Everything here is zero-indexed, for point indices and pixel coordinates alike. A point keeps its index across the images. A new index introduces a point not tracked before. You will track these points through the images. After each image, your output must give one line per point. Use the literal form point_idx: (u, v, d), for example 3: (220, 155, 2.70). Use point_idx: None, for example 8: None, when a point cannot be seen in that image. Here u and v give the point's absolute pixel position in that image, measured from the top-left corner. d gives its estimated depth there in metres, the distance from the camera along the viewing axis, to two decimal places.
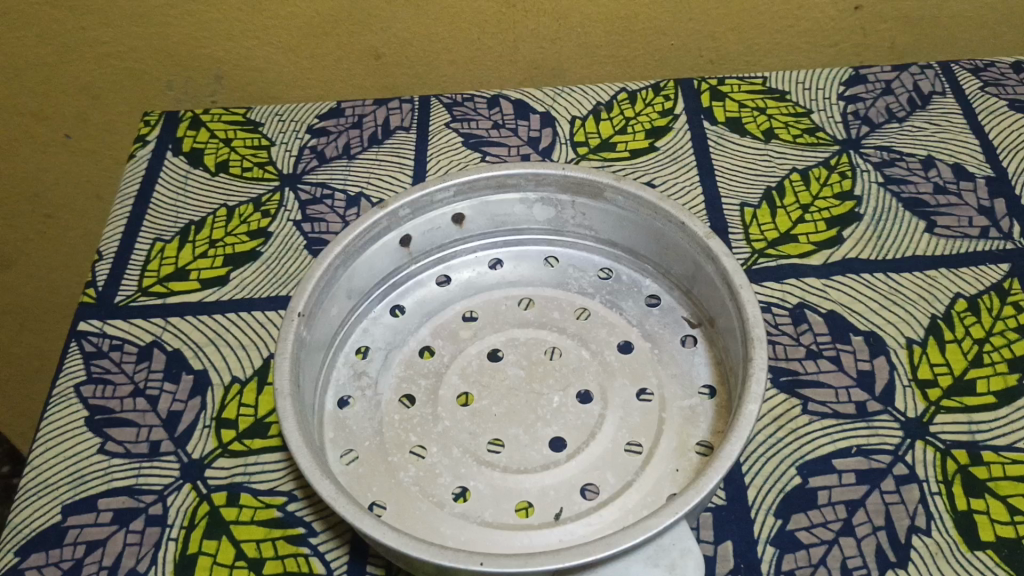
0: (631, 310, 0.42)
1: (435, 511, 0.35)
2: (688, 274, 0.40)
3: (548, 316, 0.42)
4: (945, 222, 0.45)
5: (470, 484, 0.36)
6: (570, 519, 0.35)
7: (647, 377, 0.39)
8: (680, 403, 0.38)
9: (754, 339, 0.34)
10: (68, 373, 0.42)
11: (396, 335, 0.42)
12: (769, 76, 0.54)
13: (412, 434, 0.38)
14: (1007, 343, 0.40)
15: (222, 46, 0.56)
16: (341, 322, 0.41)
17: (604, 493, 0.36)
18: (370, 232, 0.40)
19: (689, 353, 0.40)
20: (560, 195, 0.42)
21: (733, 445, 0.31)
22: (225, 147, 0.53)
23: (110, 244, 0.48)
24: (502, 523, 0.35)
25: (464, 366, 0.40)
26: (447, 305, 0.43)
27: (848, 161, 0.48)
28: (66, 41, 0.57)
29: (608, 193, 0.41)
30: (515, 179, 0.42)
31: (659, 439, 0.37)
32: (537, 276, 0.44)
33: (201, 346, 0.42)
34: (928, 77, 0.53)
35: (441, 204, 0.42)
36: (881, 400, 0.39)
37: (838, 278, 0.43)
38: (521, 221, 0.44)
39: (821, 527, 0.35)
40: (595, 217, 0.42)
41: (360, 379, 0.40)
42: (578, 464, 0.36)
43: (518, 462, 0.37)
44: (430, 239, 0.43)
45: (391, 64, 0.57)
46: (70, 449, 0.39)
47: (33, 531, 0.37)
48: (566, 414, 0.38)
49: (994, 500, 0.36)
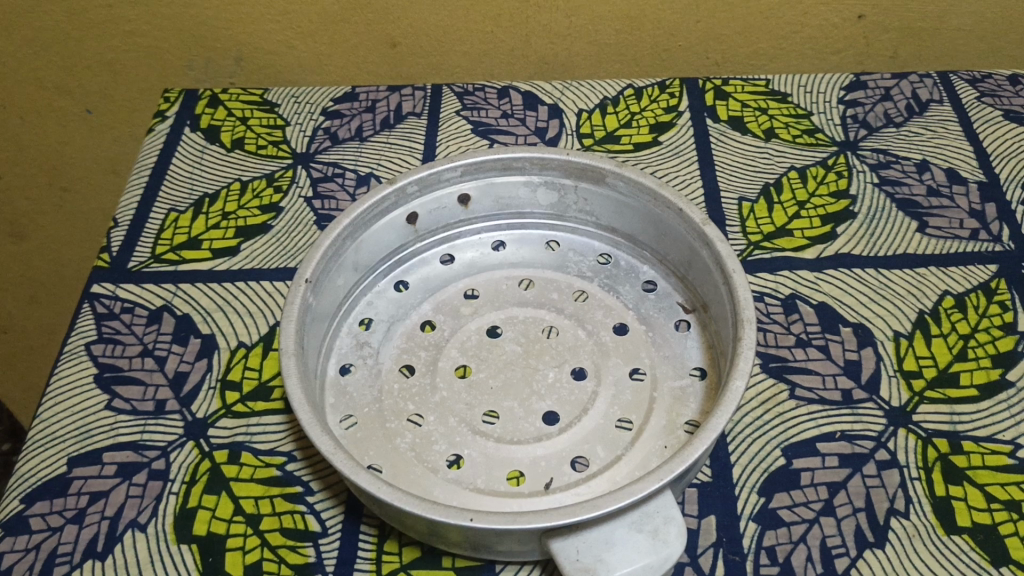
0: (628, 294, 0.43)
1: (429, 475, 0.36)
2: (684, 261, 0.42)
3: (546, 297, 0.43)
4: (936, 223, 0.46)
5: (464, 452, 0.37)
6: (559, 488, 0.36)
7: (640, 357, 0.40)
8: (671, 383, 0.39)
9: (744, 320, 0.35)
10: (80, 332, 0.43)
11: (399, 308, 0.43)
12: (772, 78, 0.55)
13: (410, 402, 0.39)
14: (992, 340, 0.41)
15: (243, 28, 0.58)
16: (346, 293, 0.42)
17: (593, 465, 0.37)
18: (378, 206, 0.41)
19: (682, 337, 0.41)
20: (563, 180, 0.43)
21: (719, 417, 0.32)
22: (241, 125, 0.54)
23: (126, 212, 0.49)
24: (493, 489, 0.36)
25: (463, 340, 0.41)
26: (449, 282, 0.44)
27: (844, 162, 0.50)
28: (91, 17, 0.59)
29: (610, 178, 0.42)
30: (520, 162, 0.43)
31: (649, 416, 0.38)
32: (537, 258, 0.45)
33: (210, 311, 0.44)
34: (927, 86, 0.54)
35: (448, 183, 0.43)
36: (867, 388, 0.40)
37: (830, 273, 0.44)
38: (525, 204, 0.45)
39: (803, 506, 0.36)
40: (597, 202, 0.44)
41: (362, 348, 0.42)
42: (570, 438, 0.38)
43: (511, 432, 0.38)
44: (436, 218, 0.44)
45: (406, 53, 0.59)
46: (78, 403, 0.41)
47: (39, 480, 0.38)
48: (560, 390, 0.39)
49: (972, 488, 0.37)
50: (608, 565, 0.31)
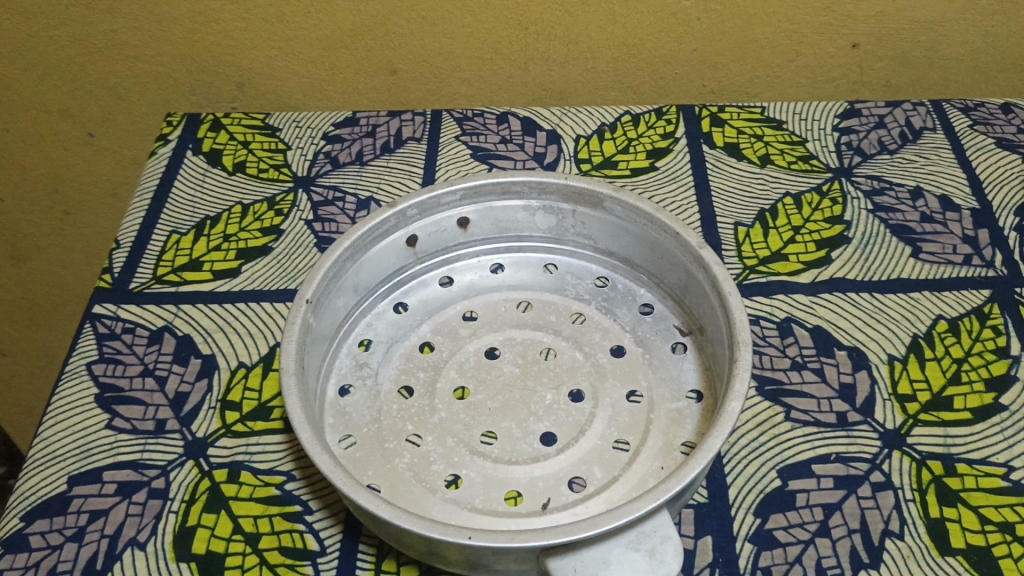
0: (625, 317, 0.44)
1: (428, 495, 0.37)
2: (680, 284, 0.42)
3: (544, 319, 0.44)
4: (929, 249, 0.47)
5: (463, 472, 0.38)
6: (557, 508, 0.36)
7: (637, 379, 0.41)
8: (668, 405, 0.40)
9: (740, 341, 0.36)
10: (81, 352, 0.44)
11: (398, 329, 0.44)
12: (767, 106, 0.56)
13: (409, 422, 0.39)
14: (985, 364, 0.42)
15: (246, 54, 0.58)
16: (347, 315, 0.42)
17: (590, 486, 0.37)
18: (378, 228, 0.42)
19: (678, 360, 0.42)
20: (561, 204, 0.44)
21: (716, 437, 0.33)
22: (243, 149, 0.55)
23: (128, 234, 0.50)
24: (491, 510, 0.36)
25: (462, 362, 0.42)
26: (447, 304, 0.45)
27: (839, 188, 0.51)
28: (96, 42, 0.60)
29: (608, 203, 0.43)
30: (519, 186, 0.44)
31: (646, 438, 0.38)
32: (535, 281, 0.46)
33: (211, 332, 0.44)
34: (920, 114, 0.55)
35: (447, 206, 0.44)
36: (862, 411, 0.40)
37: (824, 297, 0.45)
38: (523, 228, 0.46)
39: (799, 527, 0.37)
40: (594, 226, 0.44)
41: (362, 369, 0.42)
42: (568, 458, 0.38)
43: (509, 453, 0.38)
44: (435, 241, 0.45)
45: (407, 80, 0.60)
46: (79, 422, 0.41)
47: (39, 498, 0.38)
48: (558, 411, 0.40)
49: (966, 510, 0.37)
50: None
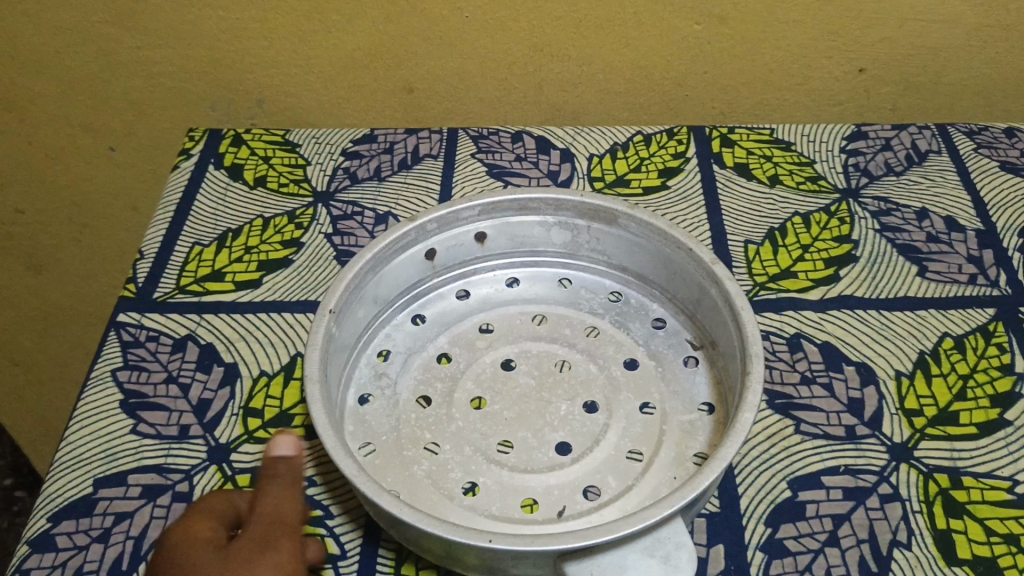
0: (638, 331, 0.45)
1: (446, 502, 0.37)
2: (692, 299, 0.43)
3: (559, 332, 0.45)
4: (935, 268, 0.48)
5: (479, 479, 0.38)
6: (573, 516, 0.37)
7: (650, 392, 0.42)
8: (680, 417, 0.41)
9: (752, 355, 0.37)
10: (106, 359, 0.45)
11: (416, 341, 0.45)
12: (776, 128, 0.58)
13: (427, 431, 0.40)
14: (990, 381, 0.43)
15: (267, 72, 0.60)
16: (367, 326, 0.43)
17: (605, 494, 0.38)
18: (399, 242, 0.43)
19: (690, 373, 0.42)
20: (576, 220, 0.45)
21: (728, 448, 0.33)
22: (264, 164, 0.56)
23: (151, 245, 0.51)
24: (507, 517, 0.37)
25: (478, 373, 0.43)
26: (464, 317, 0.46)
27: (847, 208, 0.52)
28: (120, 59, 0.61)
29: (622, 219, 0.44)
30: (535, 203, 0.45)
31: (659, 449, 0.39)
32: (550, 295, 0.47)
33: (233, 341, 0.45)
34: (926, 137, 0.56)
35: (466, 221, 0.45)
36: (870, 425, 0.41)
37: (833, 313, 0.46)
38: (539, 243, 0.47)
39: (809, 537, 0.37)
40: (608, 242, 0.45)
41: (381, 379, 0.43)
42: (583, 468, 0.39)
43: (525, 462, 0.39)
44: (453, 254, 0.46)
45: (423, 98, 0.61)
46: (105, 427, 0.42)
47: (66, 500, 0.39)
48: (573, 421, 0.40)
49: (973, 522, 0.38)
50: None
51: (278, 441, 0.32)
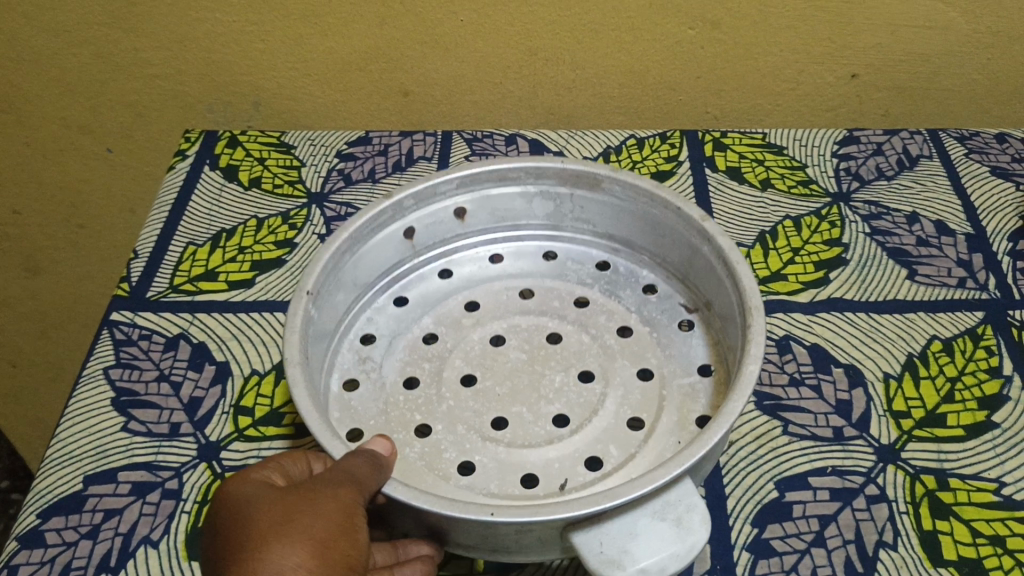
0: (630, 299, 0.45)
1: (442, 483, 0.37)
2: (683, 261, 0.43)
3: (548, 305, 0.45)
4: (925, 272, 0.48)
5: (475, 458, 0.38)
6: (574, 489, 0.36)
7: (646, 357, 0.41)
8: (680, 381, 0.40)
9: (752, 308, 0.36)
10: (99, 357, 0.45)
11: (400, 323, 0.44)
12: (768, 132, 0.58)
13: (417, 413, 0.40)
14: (978, 383, 0.43)
15: (263, 75, 0.60)
16: (347, 309, 0.43)
17: (607, 465, 0.37)
18: (376, 218, 0.42)
19: (685, 336, 0.42)
20: (558, 188, 0.45)
21: (734, 402, 0.32)
22: (259, 165, 0.56)
23: (146, 244, 0.51)
24: (507, 492, 0.36)
25: (467, 350, 0.42)
26: (448, 295, 0.46)
27: (838, 212, 0.52)
28: (117, 60, 0.61)
29: (606, 183, 0.44)
30: (516, 172, 0.44)
31: (660, 415, 0.39)
32: (537, 269, 0.47)
33: (225, 340, 0.45)
34: (917, 142, 0.57)
35: (444, 195, 0.44)
36: (858, 426, 0.41)
37: (822, 315, 0.46)
38: (521, 216, 0.47)
39: (795, 537, 0.38)
40: (592, 209, 0.45)
41: (364, 363, 0.42)
42: (582, 439, 0.38)
43: (522, 437, 0.38)
44: (431, 233, 0.45)
45: (418, 102, 0.61)
46: (96, 424, 0.42)
47: (55, 497, 0.39)
48: (567, 393, 0.40)
49: (959, 523, 0.38)
50: (633, 556, 0.30)
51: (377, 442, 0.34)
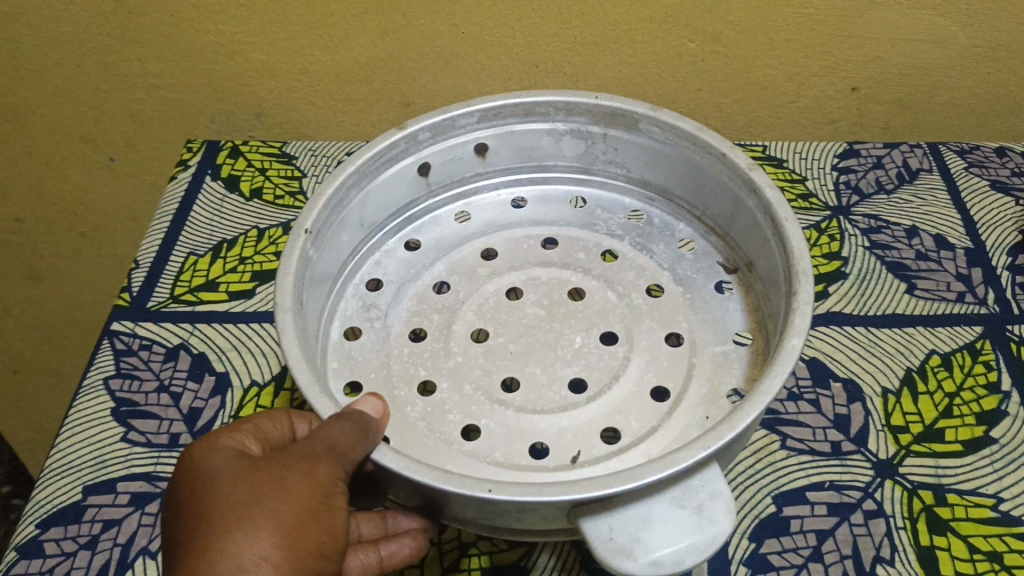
0: (662, 253, 0.44)
1: (442, 447, 0.36)
2: (726, 216, 0.42)
3: (571, 257, 0.44)
4: (924, 285, 0.48)
5: (480, 423, 0.37)
6: (586, 462, 0.35)
7: (677, 321, 0.40)
8: (712, 349, 0.39)
9: (799, 272, 0.34)
10: (99, 367, 0.45)
11: (409, 269, 0.44)
12: (768, 145, 0.58)
13: (422, 368, 0.39)
14: (977, 399, 0.43)
15: (265, 85, 0.60)
16: (353, 251, 0.42)
17: (626, 437, 0.36)
18: (389, 153, 0.41)
19: (723, 300, 0.41)
20: (590, 127, 0.44)
21: (774, 377, 0.31)
22: (260, 176, 0.57)
23: (147, 254, 0.51)
24: (512, 463, 0.35)
25: (480, 303, 0.42)
26: (464, 242, 0.45)
27: (837, 225, 0.52)
28: (121, 70, 0.62)
29: (644, 124, 0.42)
30: (543, 108, 0.43)
31: (688, 386, 0.38)
32: (561, 215, 0.46)
33: (225, 350, 0.46)
34: (917, 156, 0.57)
35: (464, 129, 0.43)
36: (856, 441, 0.41)
37: (821, 329, 0.46)
38: (548, 156, 0.46)
39: (793, 551, 0.38)
40: (627, 152, 0.44)
41: (369, 311, 0.42)
42: (598, 409, 0.37)
43: (533, 402, 0.37)
44: (450, 170, 0.45)
45: (419, 112, 0.62)
46: (96, 435, 0.42)
47: (55, 507, 0.39)
48: (587, 356, 0.39)
49: (956, 539, 0.38)
50: (646, 545, 0.29)
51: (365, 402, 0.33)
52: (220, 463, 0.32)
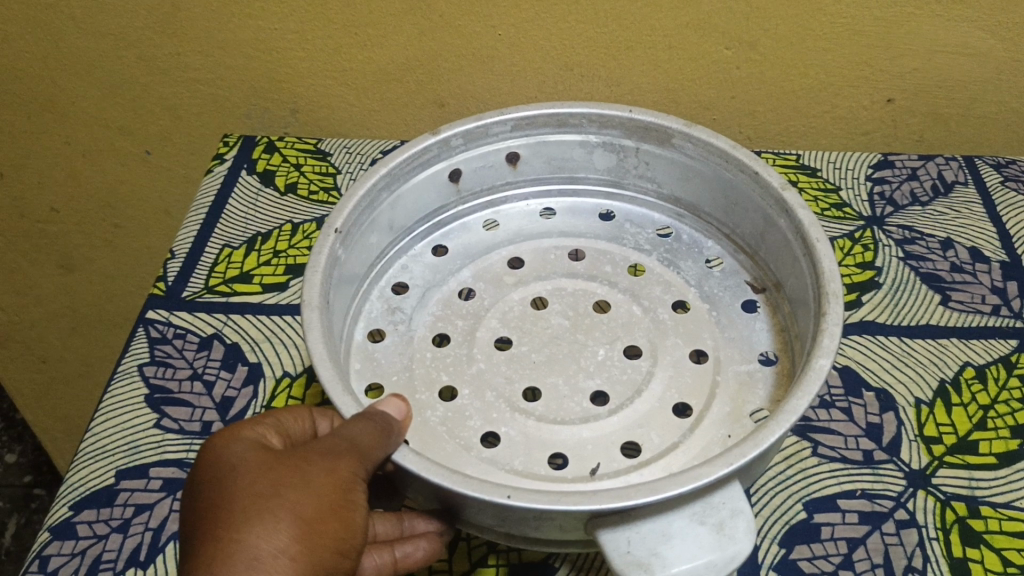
0: (689, 270, 0.44)
1: (463, 453, 0.36)
2: (756, 235, 0.42)
3: (598, 269, 0.44)
4: (958, 297, 0.48)
5: (501, 430, 0.37)
6: (607, 474, 0.35)
7: (702, 338, 0.40)
8: (738, 367, 0.39)
9: (829, 293, 0.34)
10: (134, 354, 0.46)
11: (435, 274, 0.44)
12: (803, 154, 0.58)
13: (445, 372, 0.39)
14: (1011, 412, 0.42)
15: (302, 82, 0.61)
16: (381, 254, 0.43)
17: (646, 452, 0.36)
18: (421, 157, 0.42)
19: (750, 320, 0.41)
20: (623, 140, 0.44)
21: (798, 399, 0.30)
22: (295, 171, 0.57)
23: (182, 245, 0.52)
24: (532, 473, 0.35)
25: (504, 311, 0.42)
26: (491, 250, 0.45)
27: (871, 235, 0.52)
28: (160, 64, 0.62)
29: (676, 139, 0.42)
30: (576, 119, 0.44)
31: (711, 404, 0.37)
32: (591, 228, 0.47)
33: (258, 341, 0.46)
34: (952, 169, 0.57)
35: (497, 137, 0.44)
36: (887, 450, 0.41)
37: (854, 338, 0.46)
38: (578, 167, 0.46)
39: (823, 559, 0.37)
40: (657, 167, 0.44)
41: (393, 314, 0.42)
42: (620, 422, 0.37)
43: (554, 412, 0.37)
44: (480, 178, 0.45)
45: (453, 113, 0.62)
46: (130, 420, 0.42)
47: (87, 490, 0.40)
48: (611, 368, 0.39)
49: (989, 551, 0.37)
50: (664, 560, 0.29)
51: (389, 404, 0.34)
52: (240, 455, 0.32)
